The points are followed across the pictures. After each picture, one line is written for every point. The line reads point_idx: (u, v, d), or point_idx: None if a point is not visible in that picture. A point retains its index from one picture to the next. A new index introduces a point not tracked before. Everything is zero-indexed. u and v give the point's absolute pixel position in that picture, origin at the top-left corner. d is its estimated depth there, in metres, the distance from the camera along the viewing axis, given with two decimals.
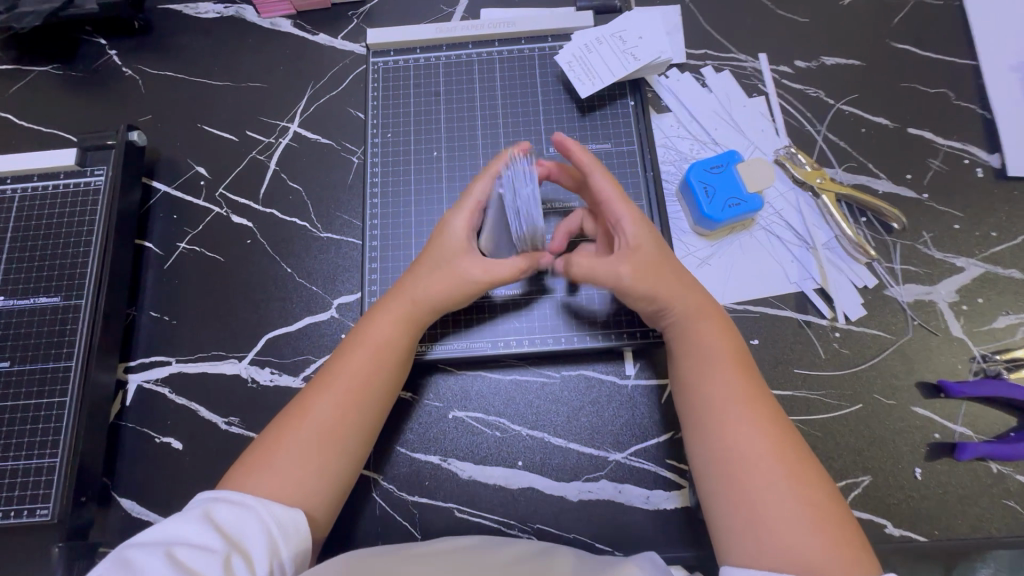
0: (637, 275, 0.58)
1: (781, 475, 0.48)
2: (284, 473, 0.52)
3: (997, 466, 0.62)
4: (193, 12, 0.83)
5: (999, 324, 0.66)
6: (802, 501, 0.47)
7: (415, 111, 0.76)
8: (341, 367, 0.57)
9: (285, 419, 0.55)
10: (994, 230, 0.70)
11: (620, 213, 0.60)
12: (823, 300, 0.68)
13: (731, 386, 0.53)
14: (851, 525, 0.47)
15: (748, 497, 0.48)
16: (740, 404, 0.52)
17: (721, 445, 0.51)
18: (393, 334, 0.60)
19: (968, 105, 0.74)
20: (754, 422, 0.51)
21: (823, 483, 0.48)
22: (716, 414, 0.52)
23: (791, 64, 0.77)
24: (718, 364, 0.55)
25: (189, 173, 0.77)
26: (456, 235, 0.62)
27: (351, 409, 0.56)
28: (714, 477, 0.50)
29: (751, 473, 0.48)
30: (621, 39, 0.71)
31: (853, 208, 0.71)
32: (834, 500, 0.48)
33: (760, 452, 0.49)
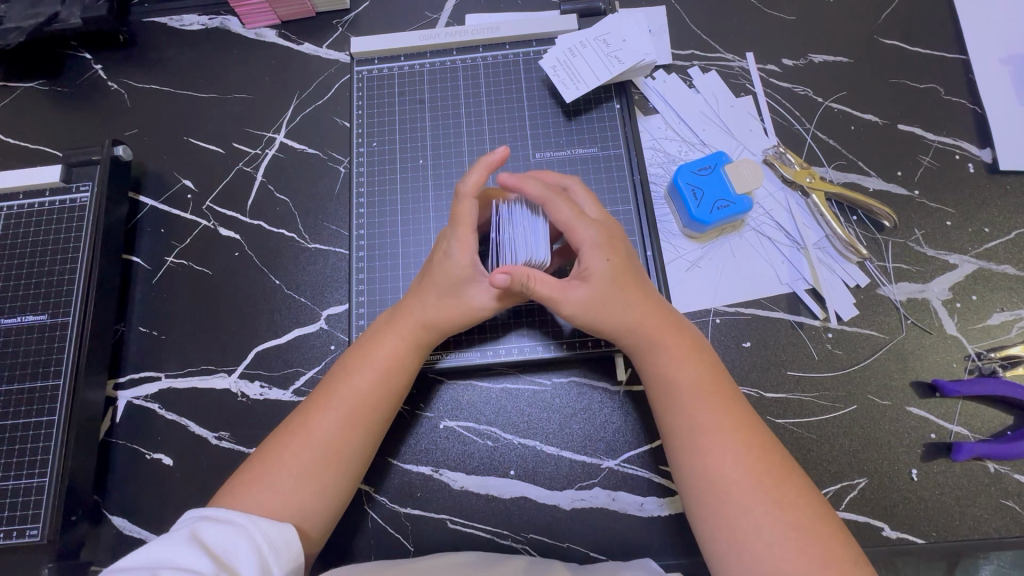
0: (604, 301, 0.56)
1: (763, 498, 0.48)
2: (282, 491, 0.51)
3: (995, 466, 0.61)
4: (178, 24, 0.83)
5: (994, 321, 0.66)
6: (785, 526, 0.46)
7: (400, 120, 0.75)
8: (346, 386, 0.56)
9: (285, 435, 0.54)
10: (986, 226, 0.69)
11: (579, 240, 0.57)
12: (815, 301, 0.67)
13: (703, 410, 0.52)
14: (839, 543, 0.46)
15: (731, 525, 0.48)
16: (714, 429, 0.51)
17: (698, 474, 0.50)
18: (400, 354, 0.58)
19: (958, 100, 0.74)
20: (730, 448, 0.50)
21: (807, 501, 0.48)
22: (690, 441, 0.52)
23: (779, 63, 0.76)
24: (687, 388, 0.54)
25: (176, 187, 0.77)
26: (457, 263, 0.58)
27: (352, 430, 0.55)
28: (696, 506, 0.50)
29: (731, 501, 0.48)
30: (605, 42, 0.71)
31: (844, 207, 0.70)
32: (820, 517, 0.47)
33: (739, 478, 0.49)
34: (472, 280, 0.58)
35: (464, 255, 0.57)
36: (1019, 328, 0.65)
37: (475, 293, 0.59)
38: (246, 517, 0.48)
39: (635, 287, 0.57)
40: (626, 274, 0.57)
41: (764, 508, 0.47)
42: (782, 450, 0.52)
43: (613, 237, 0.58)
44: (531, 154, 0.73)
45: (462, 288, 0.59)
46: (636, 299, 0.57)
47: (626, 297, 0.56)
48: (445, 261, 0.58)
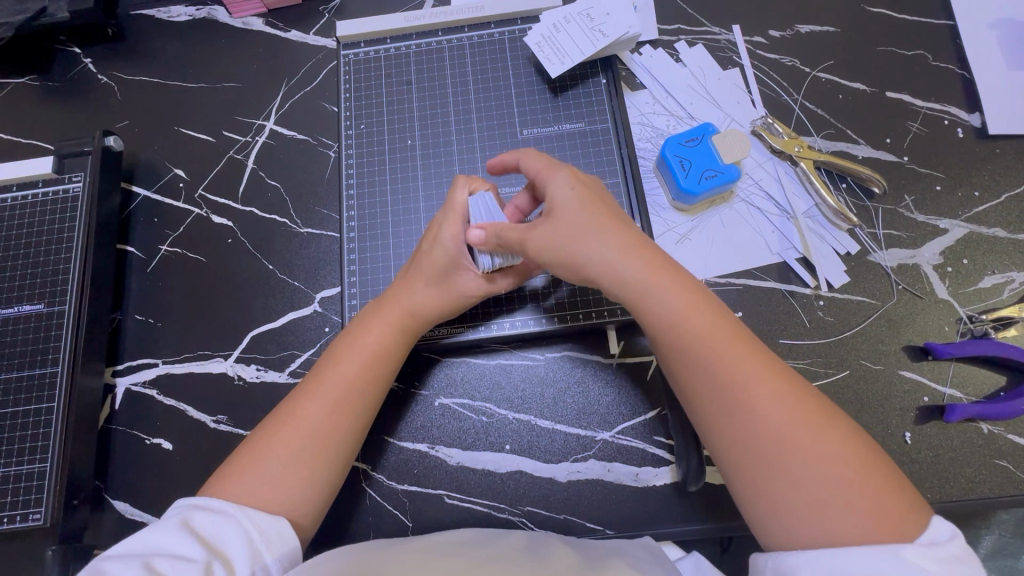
0: (589, 254, 0.52)
1: (803, 448, 0.44)
2: (272, 480, 0.51)
3: (988, 427, 0.61)
4: (166, 16, 0.83)
5: (984, 285, 0.65)
6: (831, 477, 0.43)
7: (387, 101, 0.75)
8: (333, 373, 0.57)
9: (274, 424, 0.55)
10: (977, 190, 0.69)
11: (547, 180, 0.56)
12: (806, 270, 0.67)
13: (720, 354, 0.48)
14: (888, 488, 0.42)
15: (769, 479, 0.44)
16: (740, 376, 0.47)
17: (730, 430, 0.46)
18: (385, 341, 0.59)
19: (945, 65, 0.74)
20: (756, 399, 0.46)
21: (854, 447, 0.44)
22: (713, 394, 0.48)
23: (765, 34, 0.76)
24: (703, 338, 0.49)
25: (168, 176, 0.77)
26: (446, 248, 0.59)
27: (341, 416, 0.55)
28: (731, 455, 0.46)
29: (768, 455, 0.44)
30: (589, 17, 0.70)
31: (833, 175, 0.70)
32: (868, 461, 0.43)
33: (773, 428, 0.45)
34: (461, 266, 0.59)
35: (452, 241, 0.59)
36: (1011, 291, 0.65)
37: (463, 280, 0.60)
38: (238, 507, 0.49)
39: (631, 242, 0.53)
40: (616, 224, 0.53)
41: (805, 461, 0.43)
42: (818, 390, 0.48)
43: (584, 188, 0.55)
44: (519, 131, 0.73)
45: (451, 276, 0.60)
46: (636, 250, 0.52)
47: (619, 248, 0.52)
48: (435, 247, 0.60)
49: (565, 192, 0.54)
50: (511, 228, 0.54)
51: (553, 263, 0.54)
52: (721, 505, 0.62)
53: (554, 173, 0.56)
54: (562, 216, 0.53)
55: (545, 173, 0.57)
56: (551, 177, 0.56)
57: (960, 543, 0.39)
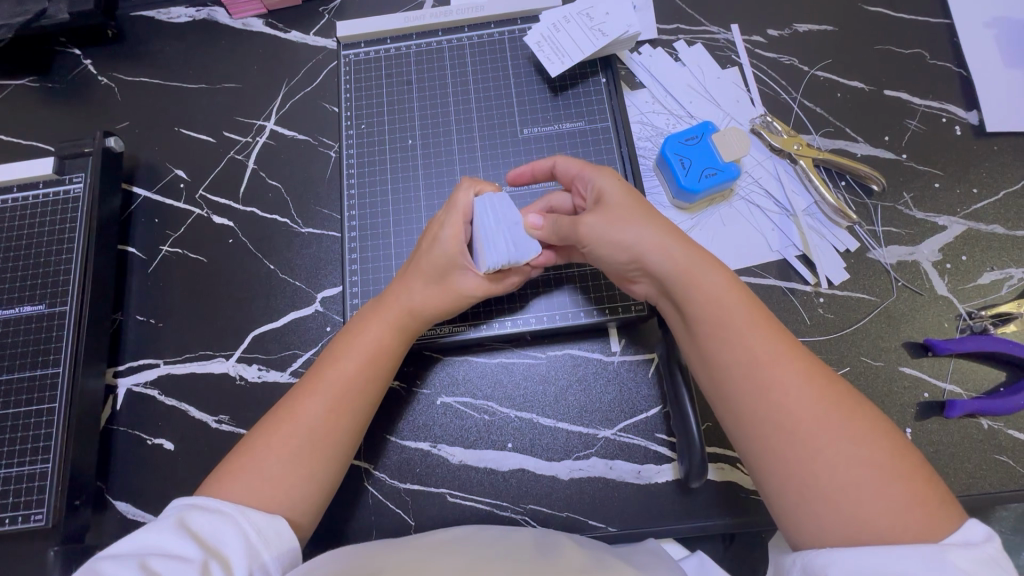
0: (637, 237, 0.53)
1: (836, 432, 0.43)
2: (270, 479, 0.51)
3: (988, 422, 0.61)
4: (166, 17, 0.83)
5: (983, 281, 0.66)
6: (867, 462, 0.42)
7: (388, 101, 0.76)
8: (333, 371, 0.57)
9: (273, 422, 0.55)
10: (975, 188, 0.69)
11: (589, 176, 0.59)
12: (806, 267, 0.67)
13: (755, 335, 0.48)
14: (921, 479, 0.42)
15: (800, 464, 0.43)
16: (773, 358, 0.46)
17: (762, 411, 0.45)
18: (384, 339, 0.59)
19: (943, 63, 0.74)
20: (789, 382, 0.45)
21: (886, 434, 0.43)
22: (745, 375, 0.47)
23: (764, 34, 0.76)
24: (739, 320, 0.48)
25: (169, 177, 0.77)
26: (446, 247, 0.59)
27: (340, 414, 0.56)
28: (761, 440, 0.45)
29: (802, 439, 0.43)
30: (589, 16, 0.71)
31: (832, 172, 0.70)
32: (900, 448, 0.43)
33: (809, 412, 0.44)
34: (460, 266, 0.59)
35: (453, 241, 0.59)
36: (1009, 287, 0.65)
37: (461, 279, 0.60)
38: (236, 507, 0.49)
39: (670, 230, 0.54)
40: (655, 215, 0.55)
41: (838, 447, 0.42)
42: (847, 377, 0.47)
43: (627, 184, 0.58)
44: (519, 130, 0.73)
45: (450, 275, 0.60)
46: (678, 238, 0.53)
47: (661, 234, 0.53)
48: (434, 246, 0.60)
49: (611, 184, 0.57)
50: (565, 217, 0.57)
51: (600, 246, 0.55)
52: (722, 502, 0.62)
53: (597, 170, 0.59)
54: (613, 206, 0.55)
55: (584, 170, 0.60)
56: (593, 173, 0.58)
57: (995, 546, 0.38)
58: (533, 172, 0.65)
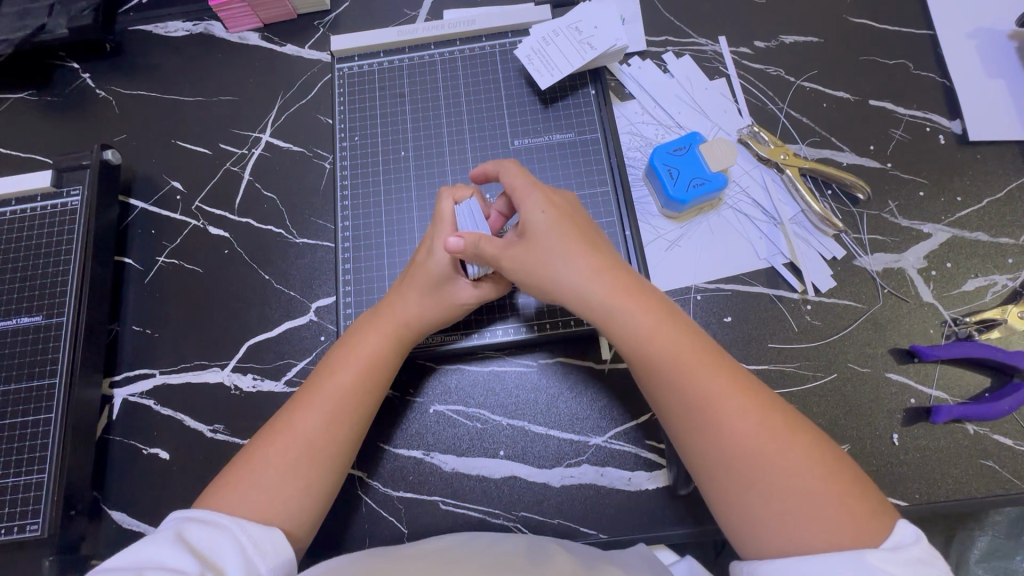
0: (567, 277, 0.54)
1: (769, 461, 0.46)
2: (270, 490, 0.52)
3: (974, 428, 0.62)
4: (163, 31, 0.85)
5: (968, 288, 0.67)
6: (797, 487, 0.45)
7: (381, 113, 0.77)
8: (330, 382, 0.58)
9: (271, 434, 0.55)
10: (959, 196, 0.70)
11: (521, 200, 0.57)
12: (794, 274, 0.68)
13: (688, 373, 0.50)
14: (855, 495, 0.45)
15: (737, 490, 0.46)
16: (706, 393, 0.49)
17: (701, 447, 0.48)
18: (381, 351, 0.60)
19: (926, 74, 0.75)
20: (725, 415, 0.48)
21: (821, 454, 0.46)
22: (683, 413, 0.50)
23: (750, 45, 0.78)
24: (672, 356, 0.51)
25: (166, 188, 0.79)
26: (440, 260, 0.60)
27: (339, 425, 0.56)
28: (704, 472, 0.48)
29: (736, 471, 0.47)
30: (578, 30, 0.72)
31: (819, 181, 0.71)
32: (835, 466, 0.46)
33: (742, 442, 0.47)
34: (455, 278, 0.61)
35: (448, 252, 0.59)
36: (994, 293, 0.66)
37: (455, 291, 0.61)
38: (233, 520, 0.49)
39: (601, 261, 0.55)
40: (586, 245, 0.55)
41: (771, 472, 0.46)
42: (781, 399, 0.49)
43: (558, 207, 0.57)
44: (510, 141, 0.74)
45: (445, 286, 0.61)
46: (606, 270, 0.54)
47: (589, 269, 0.54)
48: (429, 259, 0.60)
49: (538, 213, 0.56)
50: (489, 242, 0.56)
51: (530, 281, 0.55)
52: (712, 508, 0.62)
53: (526, 193, 0.57)
54: (534, 237, 0.55)
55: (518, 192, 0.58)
56: (522, 199, 0.57)
57: (922, 548, 0.41)
58: (487, 174, 0.64)
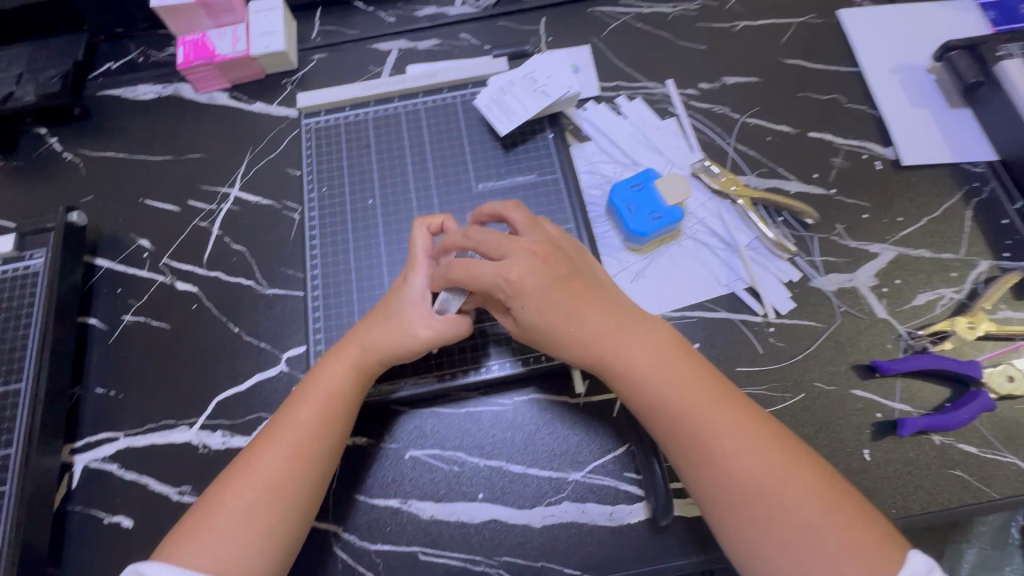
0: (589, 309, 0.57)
1: (782, 488, 0.49)
2: (227, 537, 0.52)
3: (939, 438, 0.64)
4: (132, 95, 0.87)
5: (919, 301, 0.70)
6: (812, 514, 0.48)
7: (348, 163, 0.79)
8: (287, 420, 0.58)
9: (231, 475, 0.56)
10: (900, 216, 0.75)
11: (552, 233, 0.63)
12: (754, 298, 0.71)
13: (703, 404, 0.53)
14: (862, 519, 0.48)
15: (757, 518, 0.49)
16: (720, 423, 0.52)
17: (718, 473, 0.51)
18: (340, 383, 0.59)
19: (858, 106, 0.81)
20: (740, 444, 0.51)
21: (827, 482, 0.50)
22: (701, 442, 0.52)
23: (696, 87, 0.84)
24: (691, 388, 0.54)
25: (133, 247, 0.79)
26: (411, 288, 0.62)
27: (295, 464, 0.56)
28: (719, 499, 0.51)
29: (754, 497, 0.49)
30: (532, 80, 0.76)
31: (770, 209, 0.75)
32: (842, 494, 0.50)
33: (760, 470, 0.50)
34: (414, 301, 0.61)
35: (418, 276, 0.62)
36: (943, 306, 0.69)
37: (413, 313, 0.61)
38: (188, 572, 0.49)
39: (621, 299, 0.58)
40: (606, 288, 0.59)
41: (791, 505, 0.49)
42: (786, 432, 0.53)
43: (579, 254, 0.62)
44: (475, 184, 0.77)
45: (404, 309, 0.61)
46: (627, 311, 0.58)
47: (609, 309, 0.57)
48: (402, 286, 0.63)
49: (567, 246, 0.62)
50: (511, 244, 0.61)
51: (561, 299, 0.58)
52: (697, 538, 0.62)
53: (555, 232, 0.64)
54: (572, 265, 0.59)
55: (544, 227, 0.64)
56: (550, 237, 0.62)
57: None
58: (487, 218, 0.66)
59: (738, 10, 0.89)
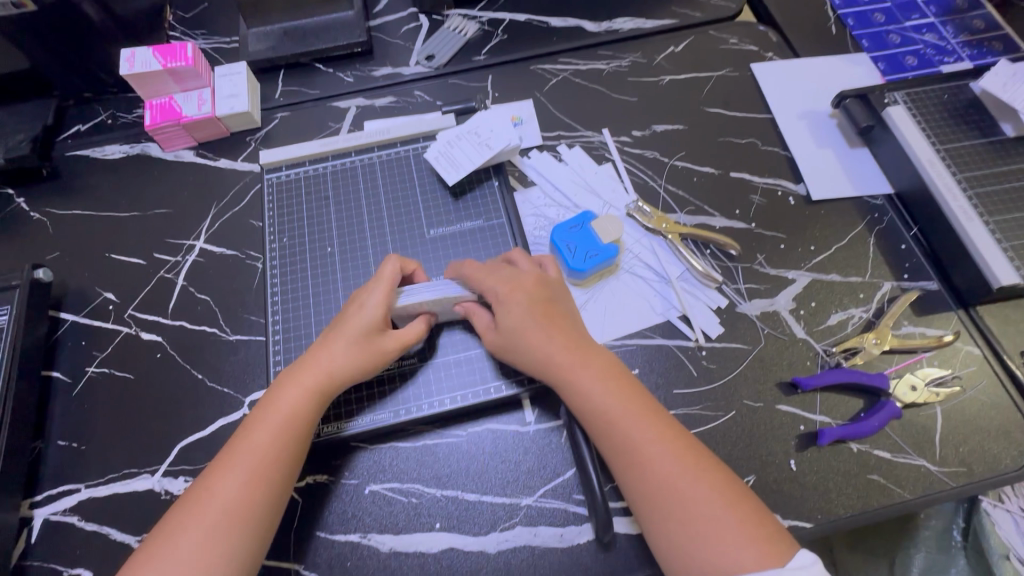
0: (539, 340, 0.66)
1: (696, 494, 0.58)
2: (188, 560, 0.55)
3: (856, 445, 0.70)
4: (100, 155, 0.91)
5: (832, 321, 0.77)
6: (717, 514, 0.57)
7: (309, 214, 0.84)
8: (245, 443, 0.61)
9: (191, 501, 0.59)
10: (813, 244, 0.83)
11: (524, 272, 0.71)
12: (686, 325, 0.77)
13: (633, 420, 0.63)
14: (760, 520, 0.57)
15: (673, 516, 0.58)
16: (645, 436, 0.61)
17: (642, 478, 0.60)
18: (297, 407, 0.63)
19: (772, 148, 0.91)
20: (662, 454, 0.60)
21: (734, 489, 0.59)
22: (629, 451, 0.61)
23: (629, 134, 0.93)
24: (621, 405, 0.63)
25: (98, 300, 0.81)
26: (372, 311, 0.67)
27: (254, 488, 0.59)
28: (643, 499, 0.60)
29: (670, 498, 0.58)
30: (477, 134, 0.84)
31: (698, 243, 0.83)
32: (745, 499, 0.59)
33: (678, 476, 0.59)
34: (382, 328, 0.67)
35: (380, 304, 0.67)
36: (853, 324, 0.77)
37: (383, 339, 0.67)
38: None
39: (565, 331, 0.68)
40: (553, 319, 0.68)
41: (705, 508, 0.57)
42: (700, 446, 0.63)
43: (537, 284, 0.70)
44: (428, 230, 0.83)
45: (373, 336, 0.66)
46: (570, 340, 0.67)
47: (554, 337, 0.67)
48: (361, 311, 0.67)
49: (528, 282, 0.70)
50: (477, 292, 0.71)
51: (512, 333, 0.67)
52: (643, 554, 0.65)
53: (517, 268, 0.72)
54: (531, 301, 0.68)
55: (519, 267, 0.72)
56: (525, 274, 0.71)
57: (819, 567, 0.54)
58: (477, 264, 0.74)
59: (664, 65, 0.99)
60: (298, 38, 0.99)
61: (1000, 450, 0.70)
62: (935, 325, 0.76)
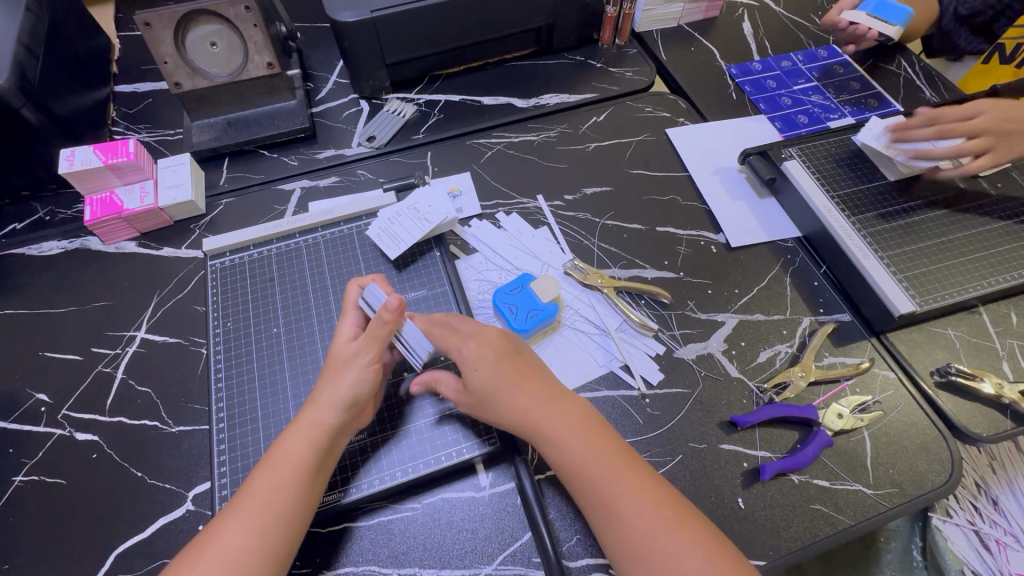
0: (518, 400, 0.68)
1: (675, 544, 0.60)
2: None
3: (797, 477, 0.73)
4: (36, 252, 0.90)
5: (762, 358, 0.83)
6: (696, 565, 0.58)
7: (254, 296, 0.85)
8: (248, 493, 0.61)
9: (190, 552, 0.58)
10: (737, 288, 0.90)
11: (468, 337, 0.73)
12: (629, 374, 0.81)
13: (614, 474, 0.64)
14: (733, 565, 0.59)
15: (655, 569, 0.59)
16: (624, 490, 0.63)
17: (624, 533, 0.61)
18: (300, 451, 0.64)
19: (691, 203, 1.00)
20: (643, 507, 0.62)
21: (709, 537, 0.61)
22: (612, 505, 0.62)
23: (562, 199, 1.00)
24: (602, 460, 0.65)
25: (29, 402, 0.78)
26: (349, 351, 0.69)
27: (253, 535, 0.59)
28: (625, 554, 0.61)
29: (652, 551, 0.60)
30: (416, 209, 0.88)
31: (633, 295, 0.88)
32: (721, 547, 0.61)
33: (659, 529, 0.60)
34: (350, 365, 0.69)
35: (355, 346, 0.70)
36: (780, 360, 0.82)
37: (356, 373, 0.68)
38: None
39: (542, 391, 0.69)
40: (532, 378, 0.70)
41: (683, 558, 0.59)
42: (677, 496, 0.65)
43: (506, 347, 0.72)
44: None
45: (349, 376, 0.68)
46: (551, 398, 0.69)
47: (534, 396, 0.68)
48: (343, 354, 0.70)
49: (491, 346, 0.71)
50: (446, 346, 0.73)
51: (489, 393, 0.69)
52: None
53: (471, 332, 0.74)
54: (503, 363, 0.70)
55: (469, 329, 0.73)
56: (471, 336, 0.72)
57: None
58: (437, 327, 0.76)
59: (589, 134, 1.09)
60: (242, 127, 1.03)
61: (926, 467, 0.74)
62: (852, 354, 0.83)
